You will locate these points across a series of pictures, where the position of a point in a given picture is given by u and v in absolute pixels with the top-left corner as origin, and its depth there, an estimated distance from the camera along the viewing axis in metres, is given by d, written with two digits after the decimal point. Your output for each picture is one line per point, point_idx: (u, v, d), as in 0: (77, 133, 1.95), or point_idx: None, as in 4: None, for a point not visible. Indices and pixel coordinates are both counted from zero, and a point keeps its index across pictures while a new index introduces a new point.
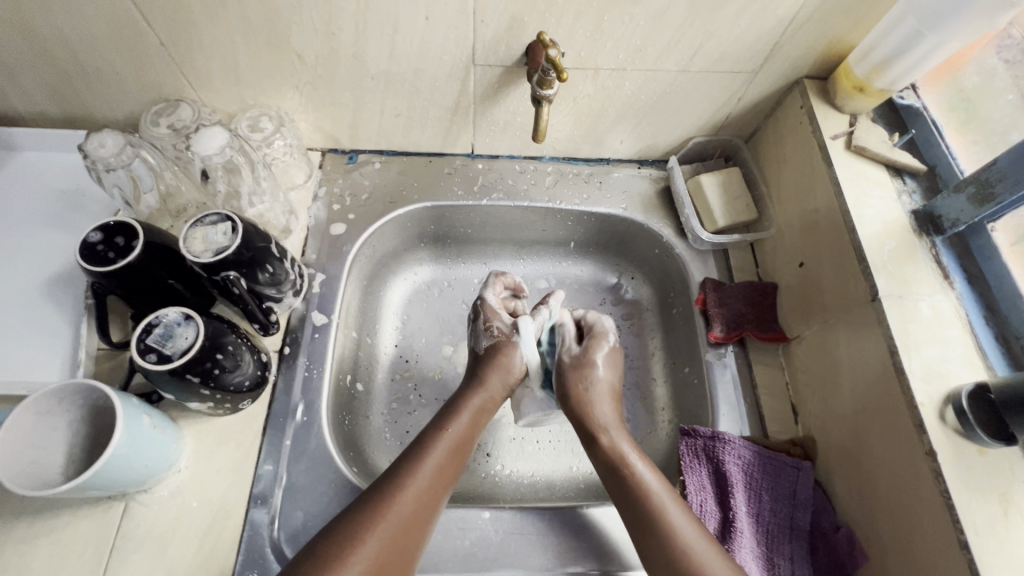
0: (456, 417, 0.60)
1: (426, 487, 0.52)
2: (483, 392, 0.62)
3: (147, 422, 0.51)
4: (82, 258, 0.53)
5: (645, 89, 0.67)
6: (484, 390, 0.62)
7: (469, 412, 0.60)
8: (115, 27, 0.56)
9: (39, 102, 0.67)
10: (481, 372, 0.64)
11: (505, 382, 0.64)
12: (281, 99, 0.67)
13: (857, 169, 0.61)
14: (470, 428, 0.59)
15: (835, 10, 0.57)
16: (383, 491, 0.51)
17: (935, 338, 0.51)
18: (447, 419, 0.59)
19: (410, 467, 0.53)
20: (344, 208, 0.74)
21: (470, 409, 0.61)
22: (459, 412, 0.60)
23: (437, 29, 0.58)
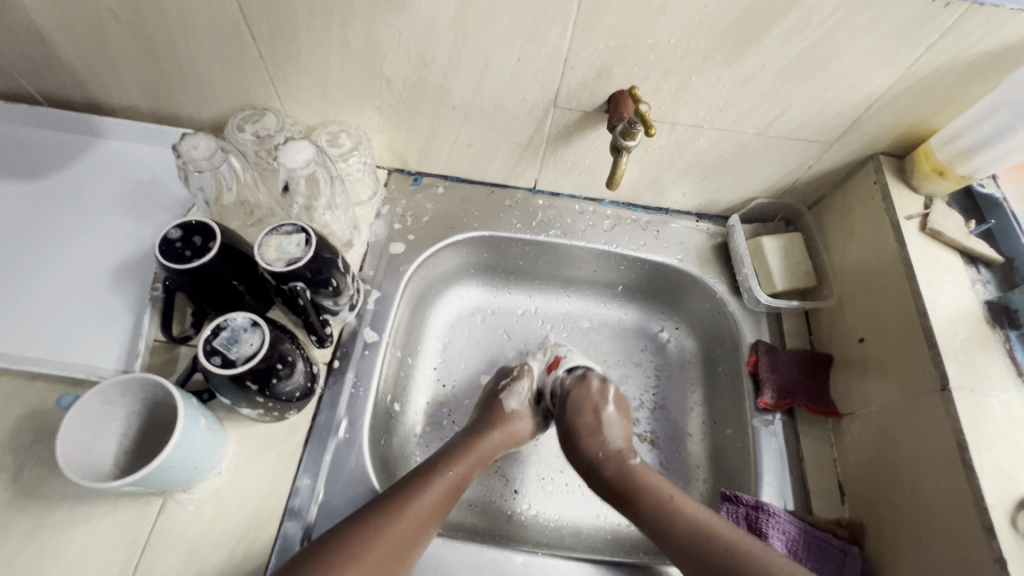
0: (478, 442, 0.64)
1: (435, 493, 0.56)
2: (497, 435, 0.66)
3: (202, 423, 0.52)
4: (161, 254, 0.54)
5: (718, 146, 0.67)
6: (506, 422, 0.67)
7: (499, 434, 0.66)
8: (220, 36, 0.58)
9: (133, 97, 0.70)
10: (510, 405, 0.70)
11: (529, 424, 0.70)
12: (361, 117, 0.69)
13: (931, 252, 0.60)
14: (484, 451, 0.64)
15: (923, 94, 0.57)
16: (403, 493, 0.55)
17: (1007, 438, 0.49)
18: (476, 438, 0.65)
19: (425, 480, 0.57)
20: (405, 228, 0.75)
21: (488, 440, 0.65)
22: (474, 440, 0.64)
23: (526, 70, 0.59)
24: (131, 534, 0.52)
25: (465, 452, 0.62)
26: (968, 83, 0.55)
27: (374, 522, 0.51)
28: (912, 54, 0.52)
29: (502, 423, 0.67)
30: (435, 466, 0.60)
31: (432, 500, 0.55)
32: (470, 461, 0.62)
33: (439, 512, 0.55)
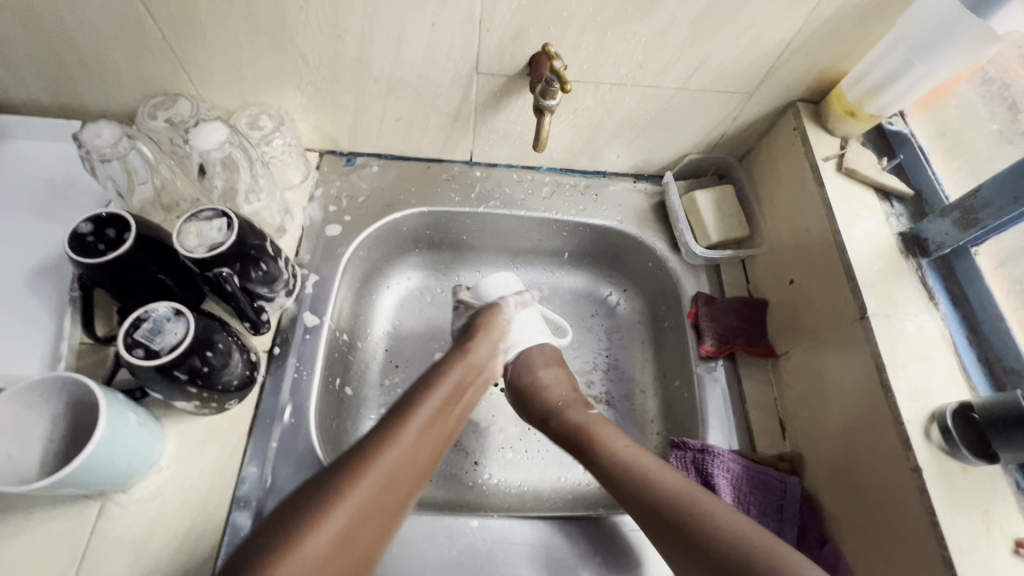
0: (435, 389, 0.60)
1: (419, 451, 0.54)
2: (472, 357, 0.65)
3: (133, 420, 0.50)
4: (72, 250, 0.52)
5: (644, 104, 0.68)
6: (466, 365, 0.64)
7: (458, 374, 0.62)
8: (118, 18, 0.56)
9: (33, 90, 0.66)
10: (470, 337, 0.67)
11: (491, 353, 0.67)
12: (282, 98, 0.67)
13: (847, 191, 0.62)
14: (445, 397, 0.60)
15: (828, 37, 0.59)
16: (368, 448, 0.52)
17: (920, 357, 0.52)
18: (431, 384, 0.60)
19: (395, 430, 0.54)
20: (340, 209, 0.74)
21: (464, 366, 0.64)
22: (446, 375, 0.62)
23: (442, 36, 0.58)
24: (67, 542, 0.51)
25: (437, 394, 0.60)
26: (869, 24, 0.57)
27: (333, 495, 0.47)
28: None
29: (477, 349, 0.66)
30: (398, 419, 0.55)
31: (413, 450, 0.53)
32: (436, 421, 0.57)
33: (422, 473, 0.54)
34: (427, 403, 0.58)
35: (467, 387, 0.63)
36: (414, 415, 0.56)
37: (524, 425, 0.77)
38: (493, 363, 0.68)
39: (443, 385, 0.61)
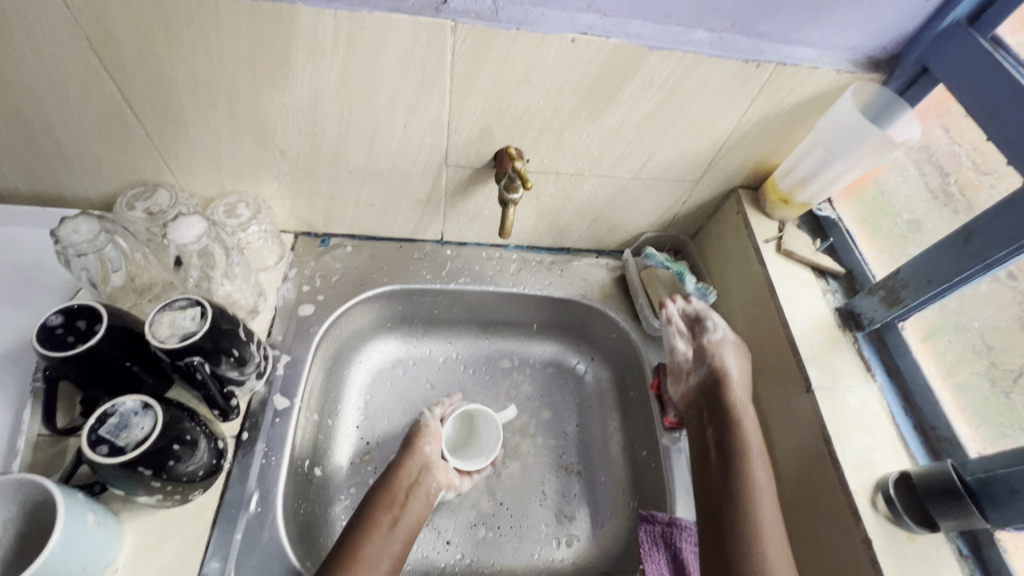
0: (373, 522, 0.59)
1: None
2: (402, 476, 0.65)
3: (91, 520, 0.49)
4: (40, 344, 0.52)
5: (601, 191, 0.74)
6: (399, 488, 0.64)
7: (393, 499, 0.62)
8: (104, 118, 0.59)
9: (10, 179, 0.67)
10: (403, 454, 0.68)
11: (425, 468, 0.67)
12: (259, 187, 0.70)
13: (787, 270, 0.68)
14: (382, 530, 0.59)
15: (759, 136, 0.66)
16: None
17: (863, 428, 0.56)
18: (370, 513, 0.60)
19: (340, 572, 0.53)
20: (314, 289, 0.76)
21: (394, 486, 0.64)
22: (380, 503, 0.62)
23: (414, 134, 0.64)
24: None
25: (376, 528, 0.59)
26: (792, 126, 0.65)
27: None
28: (742, 104, 0.62)
29: (406, 469, 0.66)
30: (341, 557, 0.55)
31: None
32: (376, 554, 0.56)
33: None
34: (370, 534, 0.58)
35: (403, 510, 0.62)
36: (356, 554, 0.55)
37: (497, 500, 0.77)
38: (432, 475, 0.68)
39: (381, 514, 0.60)
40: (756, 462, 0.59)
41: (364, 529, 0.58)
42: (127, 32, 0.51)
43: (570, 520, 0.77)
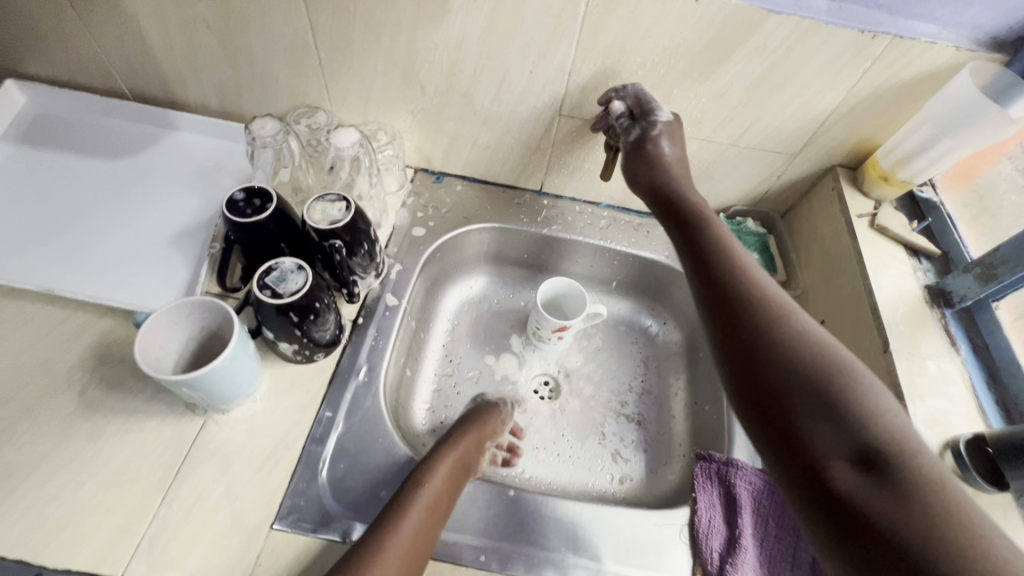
0: (432, 473, 0.59)
1: (419, 528, 0.53)
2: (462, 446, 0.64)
3: (250, 349, 0.61)
4: (228, 210, 0.65)
5: (698, 155, 0.79)
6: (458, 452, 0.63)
7: (452, 461, 0.62)
8: (291, 44, 0.73)
9: (207, 95, 0.84)
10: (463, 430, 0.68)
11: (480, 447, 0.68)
12: (396, 120, 0.82)
13: (878, 244, 0.69)
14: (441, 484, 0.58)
15: (865, 112, 0.68)
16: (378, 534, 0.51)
17: (940, 392, 0.57)
18: (428, 468, 0.60)
19: (400, 514, 0.53)
20: (426, 216, 0.86)
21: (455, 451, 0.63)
22: (441, 461, 0.61)
23: (537, 80, 0.72)
24: (174, 447, 0.60)
25: (432, 478, 0.58)
26: (902, 103, 0.66)
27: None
28: (852, 76, 0.64)
29: (465, 441, 0.66)
30: (403, 499, 0.55)
31: (419, 528, 0.53)
32: (433, 504, 0.56)
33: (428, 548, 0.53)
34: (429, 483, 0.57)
35: (459, 474, 0.61)
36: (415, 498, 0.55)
37: (559, 430, 0.83)
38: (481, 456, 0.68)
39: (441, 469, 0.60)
40: (781, 295, 0.53)
41: (424, 478, 0.58)
42: None
43: (625, 462, 0.81)
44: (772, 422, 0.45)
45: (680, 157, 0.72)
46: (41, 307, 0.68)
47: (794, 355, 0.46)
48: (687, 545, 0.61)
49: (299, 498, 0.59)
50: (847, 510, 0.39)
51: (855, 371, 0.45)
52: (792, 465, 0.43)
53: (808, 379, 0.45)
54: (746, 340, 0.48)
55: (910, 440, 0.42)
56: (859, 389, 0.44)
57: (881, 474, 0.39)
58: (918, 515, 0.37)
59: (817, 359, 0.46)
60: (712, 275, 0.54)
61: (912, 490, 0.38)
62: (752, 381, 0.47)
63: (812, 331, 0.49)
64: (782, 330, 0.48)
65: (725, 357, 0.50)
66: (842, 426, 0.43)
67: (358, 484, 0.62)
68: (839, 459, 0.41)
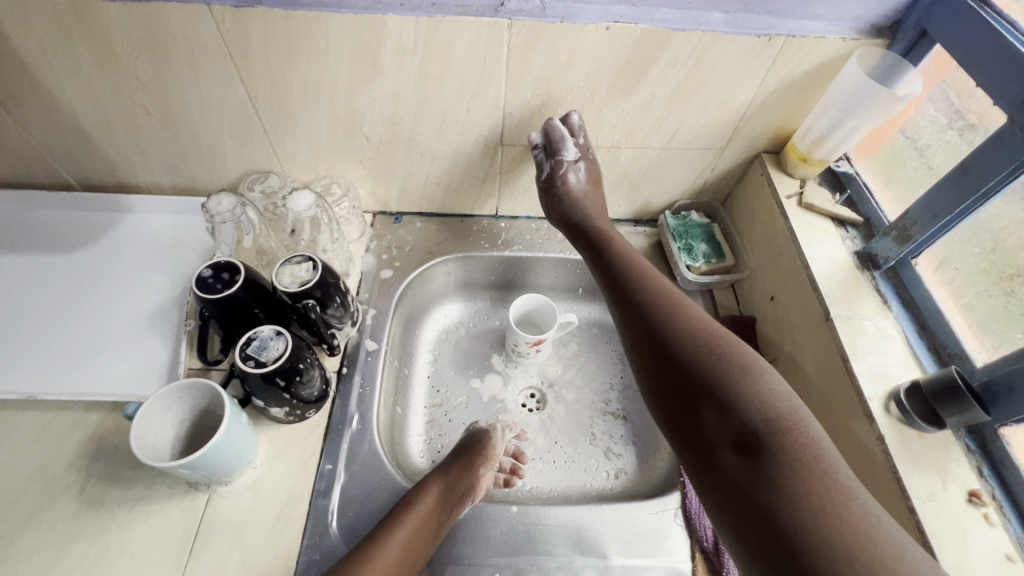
0: (423, 495, 0.62)
1: (398, 548, 0.57)
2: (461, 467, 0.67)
3: (243, 419, 0.63)
4: (198, 289, 0.66)
5: (636, 161, 0.84)
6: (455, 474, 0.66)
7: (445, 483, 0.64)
8: (233, 117, 0.75)
9: (157, 175, 0.85)
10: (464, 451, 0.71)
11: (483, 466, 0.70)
12: (348, 171, 0.85)
13: (808, 220, 0.76)
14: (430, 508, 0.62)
15: (777, 103, 0.75)
16: (363, 552, 0.56)
17: (879, 349, 0.63)
18: (422, 490, 0.63)
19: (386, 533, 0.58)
20: (391, 257, 0.89)
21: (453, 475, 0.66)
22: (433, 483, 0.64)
23: (475, 118, 0.76)
24: (184, 527, 0.62)
25: (422, 500, 0.62)
26: (807, 91, 0.72)
27: None
28: (758, 75, 0.70)
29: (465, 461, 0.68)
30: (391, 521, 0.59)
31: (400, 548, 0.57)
32: (419, 524, 0.60)
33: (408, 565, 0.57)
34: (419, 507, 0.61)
35: (455, 494, 0.64)
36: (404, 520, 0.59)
37: (552, 438, 0.87)
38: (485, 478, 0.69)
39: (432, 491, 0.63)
40: (684, 302, 0.65)
41: (414, 502, 0.62)
42: (260, 49, 0.66)
43: (618, 457, 0.86)
44: (681, 415, 0.57)
45: (592, 188, 0.82)
46: (25, 414, 0.69)
47: (687, 353, 0.59)
48: (683, 527, 0.66)
49: (314, 554, 0.62)
50: (733, 485, 0.50)
51: (742, 367, 0.56)
52: (697, 455, 0.55)
53: (704, 384, 0.56)
54: (657, 356, 0.61)
55: (786, 419, 0.51)
56: (739, 380, 0.55)
57: (756, 457, 0.50)
58: (786, 488, 0.47)
59: (707, 355, 0.58)
60: (627, 294, 0.68)
61: (780, 462, 0.49)
62: (665, 381, 0.59)
63: (706, 330, 0.61)
64: (679, 334, 0.61)
65: (643, 362, 0.62)
66: (729, 414, 0.54)
67: (368, 529, 0.64)
68: (726, 443, 0.52)
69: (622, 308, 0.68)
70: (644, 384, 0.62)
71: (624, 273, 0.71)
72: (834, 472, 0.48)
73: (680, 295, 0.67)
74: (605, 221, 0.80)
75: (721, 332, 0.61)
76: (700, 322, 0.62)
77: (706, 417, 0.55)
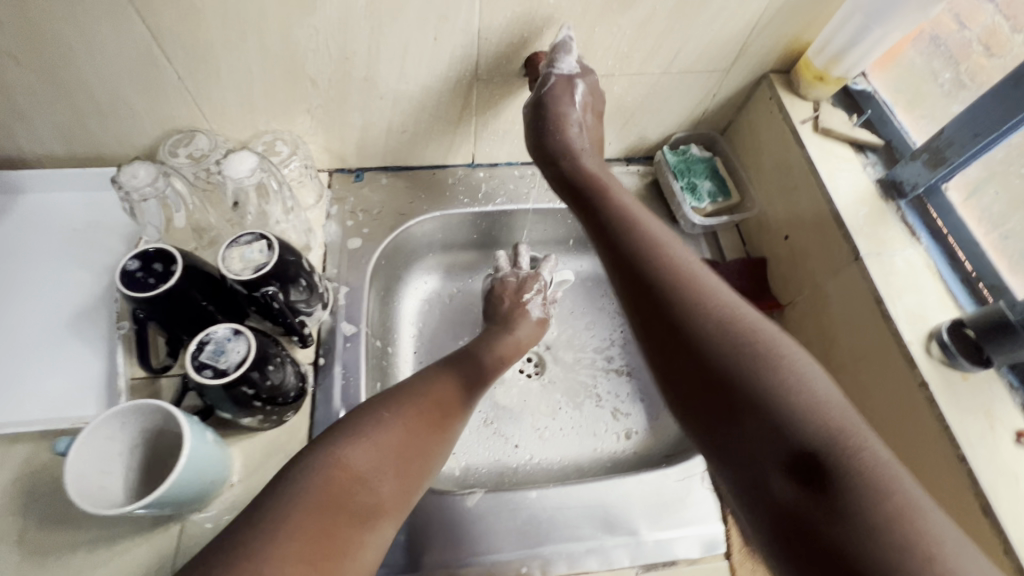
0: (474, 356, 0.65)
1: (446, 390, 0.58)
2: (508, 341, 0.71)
3: (209, 438, 0.53)
4: (125, 286, 0.54)
5: (632, 90, 0.73)
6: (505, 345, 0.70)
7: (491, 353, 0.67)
8: (134, 63, 0.59)
9: (50, 145, 0.68)
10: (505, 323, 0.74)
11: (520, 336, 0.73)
12: (293, 123, 0.70)
13: (826, 148, 0.68)
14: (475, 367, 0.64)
15: (792, 12, 0.65)
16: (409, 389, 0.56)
17: (912, 287, 0.58)
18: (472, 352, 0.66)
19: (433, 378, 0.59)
20: (357, 223, 0.77)
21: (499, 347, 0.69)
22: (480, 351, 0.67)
23: (444, 47, 0.63)
24: (157, 566, 0.53)
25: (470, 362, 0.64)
26: None
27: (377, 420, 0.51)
28: None
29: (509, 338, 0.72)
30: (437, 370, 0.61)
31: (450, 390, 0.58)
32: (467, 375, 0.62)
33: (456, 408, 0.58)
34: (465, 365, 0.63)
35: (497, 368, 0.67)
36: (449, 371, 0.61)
37: (556, 404, 0.82)
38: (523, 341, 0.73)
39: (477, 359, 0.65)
40: (704, 273, 0.53)
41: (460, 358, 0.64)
42: None
43: (626, 416, 0.81)
44: (708, 417, 0.45)
45: (591, 121, 0.69)
46: None
47: (716, 338, 0.47)
48: (711, 491, 0.63)
49: None
50: (786, 516, 0.38)
51: (786, 364, 0.44)
52: (734, 472, 0.42)
53: (743, 387, 0.44)
54: (676, 341, 0.48)
55: (850, 436, 0.40)
56: (786, 380, 0.43)
57: (821, 484, 0.38)
58: (861, 525, 0.36)
59: (741, 342, 0.46)
60: (631, 261, 0.55)
61: (849, 490, 0.37)
62: (687, 373, 0.47)
63: (737, 311, 0.49)
64: (705, 313, 0.48)
65: (655, 348, 0.50)
66: (777, 424, 0.42)
67: None
68: (775, 459, 0.40)
69: (627, 284, 0.54)
70: (657, 375, 0.50)
71: (625, 236, 0.58)
72: (919, 507, 0.37)
73: (697, 265, 0.54)
74: (599, 172, 0.66)
75: (756, 315, 0.49)
76: (726, 299, 0.50)
77: (744, 423, 0.43)
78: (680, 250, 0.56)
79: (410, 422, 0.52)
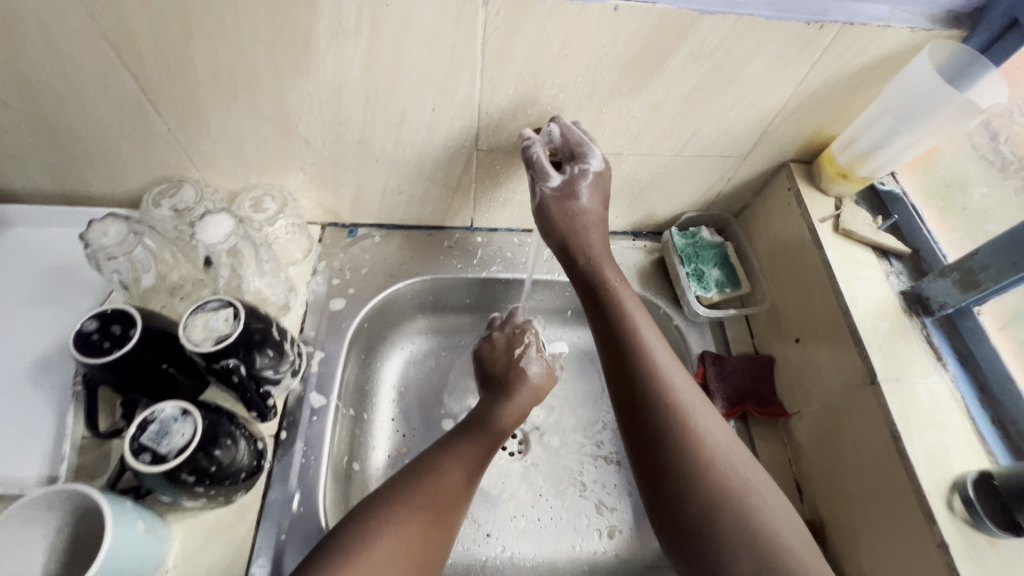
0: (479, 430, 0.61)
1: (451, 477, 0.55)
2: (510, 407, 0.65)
3: (141, 526, 0.49)
4: (77, 350, 0.51)
5: (641, 170, 0.69)
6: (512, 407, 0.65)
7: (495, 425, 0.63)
8: (122, 114, 0.57)
9: (39, 182, 0.66)
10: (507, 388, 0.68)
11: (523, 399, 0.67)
12: (284, 178, 0.68)
13: (846, 251, 0.63)
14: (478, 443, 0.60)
15: (817, 106, 0.60)
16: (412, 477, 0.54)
17: (935, 423, 0.52)
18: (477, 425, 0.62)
19: (438, 462, 0.56)
20: (344, 282, 0.74)
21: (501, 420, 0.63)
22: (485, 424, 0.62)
23: (443, 117, 0.60)
24: None
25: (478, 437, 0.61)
26: (855, 92, 0.58)
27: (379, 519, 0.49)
28: (799, 72, 0.56)
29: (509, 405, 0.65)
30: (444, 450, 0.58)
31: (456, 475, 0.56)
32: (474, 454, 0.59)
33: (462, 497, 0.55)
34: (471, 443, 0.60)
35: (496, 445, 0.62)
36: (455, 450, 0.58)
37: (536, 491, 0.76)
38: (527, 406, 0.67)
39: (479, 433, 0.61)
40: (704, 412, 0.53)
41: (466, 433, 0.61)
42: (144, 26, 0.48)
43: (611, 511, 0.75)
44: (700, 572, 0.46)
45: (602, 214, 0.66)
46: None
47: (711, 495, 0.47)
48: None
49: None
50: None
51: (779, 529, 0.46)
52: None
53: (739, 551, 0.45)
54: (671, 489, 0.49)
55: None
56: (779, 546, 0.45)
57: None
58: None
59: (735, 502, 0.47)
60: (634, 391, 0.54)
61: None
62: (682, 525, 0.48)
63: (733, 462, 0.49)
64: (705, 465, 0.49)
65: (652, 489, 0.50)
66: None
67: None
68: None
69: (628, 414, 0.54)
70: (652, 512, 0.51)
71: (632, 357, 0.56)
72: None
73: (699, 400, 0.53)
74: (612, 270, 0.64)
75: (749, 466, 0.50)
76: (723, 445, 0.50)
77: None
78: (682, 380, 0.55)
79: (413, 519, 0.50)
